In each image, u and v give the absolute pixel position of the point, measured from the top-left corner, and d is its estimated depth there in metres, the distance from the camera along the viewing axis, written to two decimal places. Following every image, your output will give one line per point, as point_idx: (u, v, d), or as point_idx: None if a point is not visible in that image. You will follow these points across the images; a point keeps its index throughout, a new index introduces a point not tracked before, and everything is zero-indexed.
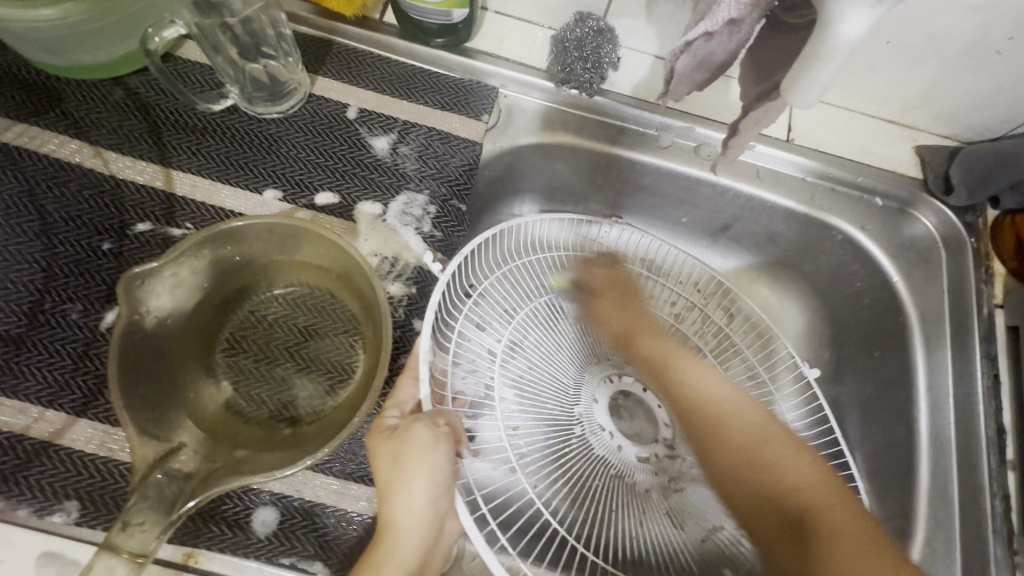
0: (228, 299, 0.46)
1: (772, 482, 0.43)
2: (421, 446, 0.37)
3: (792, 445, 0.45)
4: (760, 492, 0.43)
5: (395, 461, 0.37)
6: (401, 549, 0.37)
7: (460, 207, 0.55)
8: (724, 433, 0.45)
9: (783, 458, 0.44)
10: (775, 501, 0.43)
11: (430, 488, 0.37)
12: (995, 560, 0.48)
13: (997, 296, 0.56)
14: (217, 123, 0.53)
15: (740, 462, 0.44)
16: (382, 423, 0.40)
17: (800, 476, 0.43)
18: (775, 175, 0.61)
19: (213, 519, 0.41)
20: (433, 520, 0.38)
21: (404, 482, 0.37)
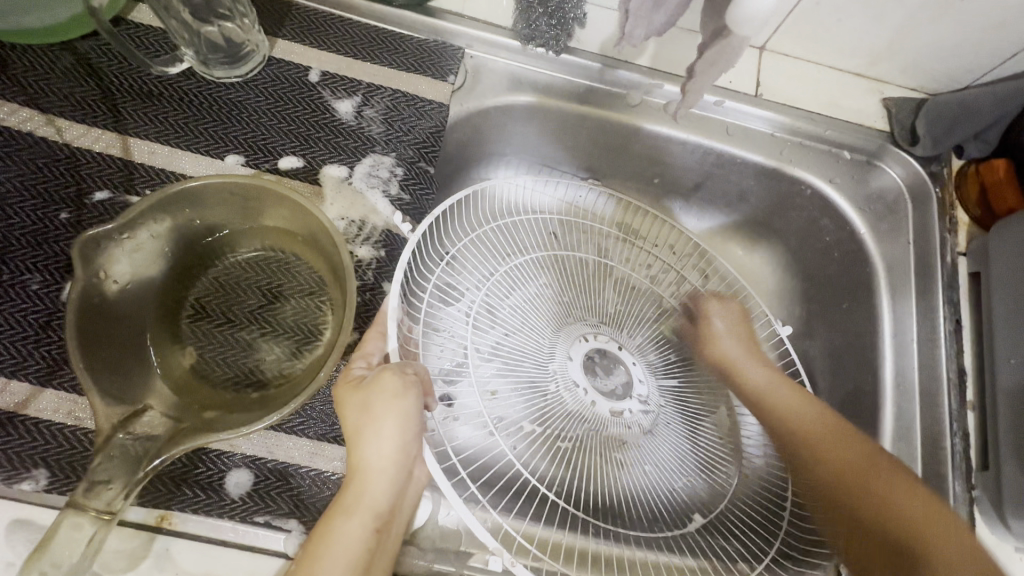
0: (191, 264, 0.45)
1: (857, 475, 0.48)
2: (389, 393, 0.37)
3: (775, 384, 0.54)
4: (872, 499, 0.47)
5: (364, 407, 0.38)
6: (371, 492, 0.37)
7: (428, 169, 0.54)
8: (811, 427, 0.51)
9: (773, 392, 0.54)
10: (828, 493, 0.49)
11: (400, 431, 0.37)
12: (955, 496, 0.50)
13: (960, 245, 0.57)
14: (174, 88, 0.51)
15: (826, 475, 0.49)
16: (349, 373, 0.40)
17: (791, 410, 0.52)
18: (744, 131, 0.61)
19: (185, 482, 0.41)
20: (403, 463, 0.38)
21: (373, 426, 0.37)
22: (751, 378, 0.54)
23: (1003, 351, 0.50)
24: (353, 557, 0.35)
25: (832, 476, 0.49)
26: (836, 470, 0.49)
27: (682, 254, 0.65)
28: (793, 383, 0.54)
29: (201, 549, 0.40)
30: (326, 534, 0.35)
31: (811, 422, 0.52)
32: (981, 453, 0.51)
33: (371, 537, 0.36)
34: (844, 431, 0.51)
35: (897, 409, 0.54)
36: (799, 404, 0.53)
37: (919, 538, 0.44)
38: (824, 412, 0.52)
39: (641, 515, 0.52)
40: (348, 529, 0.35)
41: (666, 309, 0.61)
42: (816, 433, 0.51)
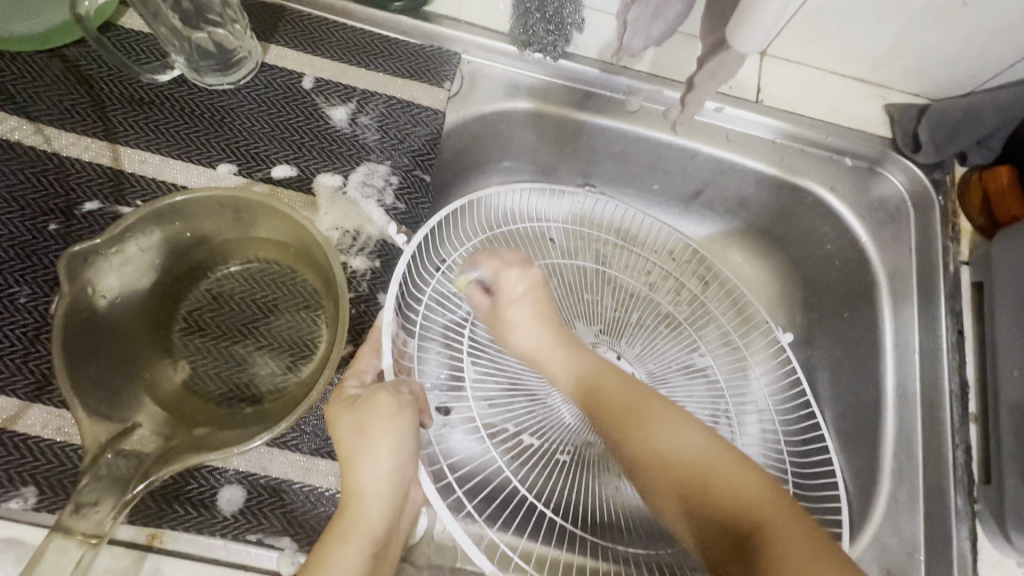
0: (182, 277, 0.45)
1: (707, 459, 0.40)
2: (384, 413, 0.36)
3: (683, 417, 0.43)
4: (699, 484, 0.39)
5: (358, 428, 0.36)
6: (366, 516, 0.35)
7: (424, 178, 0.54)
8: (692, 480, 0.39)
9: (675, 440, 0.41)
10: (679, 469, 0.40)
11: (396, 452, 0.36)
12: (956, 510, 0.49)
13: (963, 254, 0.57)
14: (165, 95, 0.51)
15: (670, 471, 0.40)
16: (341, 392, 0.39)
17: (696, 452, 0.40)
18: (744, 138, 0.60)
19: (177, 499, 0.41)
20: (399, 485, 0.36)
21: (368, 447, 0.36)
22: (611, 374, 0.46)
23: (1006, 363, 0.49)
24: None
25: (695, 482, 0.39)
26: (712, 500, 0.38)
27: (681, 262, 0.65)
28: (642, 387, 0.45)
29: (193, 568, 0.39)
30: (319, 562, 0.33)
31: (694, 449, 0.40)
32: (983, 466, 0.51)
33: (367, 563, 0.34)
34: (729, 467, 0.39)
35: (898, 420, 0.54)
36: (622, 392, 0.44)
37: (754, 519, 0.37)
38: (709, 452, 0.40)
39: (642, 532, 0.50)
40: (343, 556, 0.34)
41: (664, 318, 0.60)
42: (669, 455, 0.40)
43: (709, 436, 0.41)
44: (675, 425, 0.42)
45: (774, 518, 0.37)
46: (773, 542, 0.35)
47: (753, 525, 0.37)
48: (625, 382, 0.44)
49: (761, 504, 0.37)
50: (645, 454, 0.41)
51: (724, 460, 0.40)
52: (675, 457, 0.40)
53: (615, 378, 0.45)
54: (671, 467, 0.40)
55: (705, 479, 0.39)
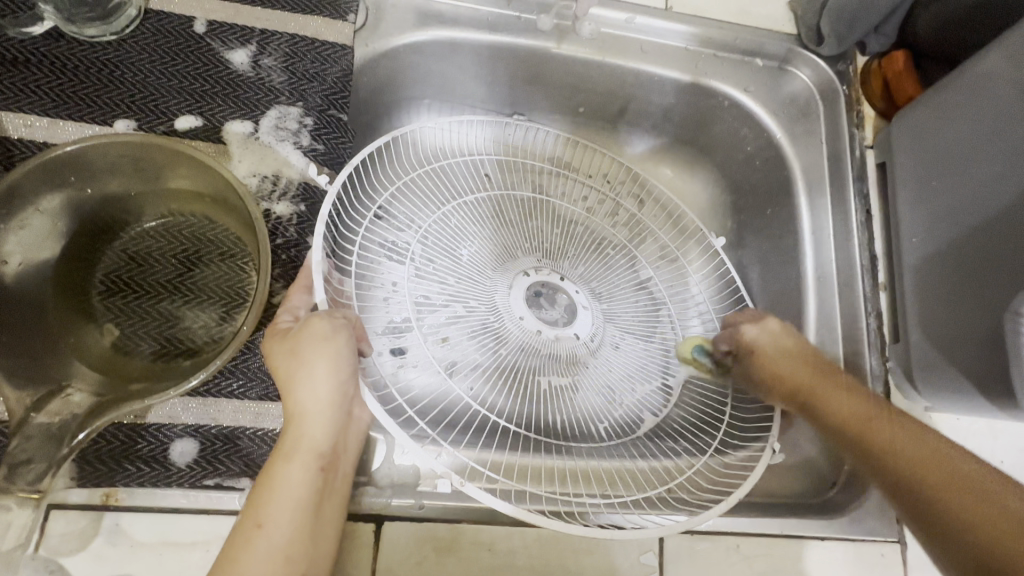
0: (94, 239, 0.43)
1: (930, 459, 0.40)
2: (317, 338, 0.37)
3: (847, 391, 0.50)
4: (915, 471, 0.40)
5: (293, 354, 0.37)
6: (309, 436, 0.36)
7: (341, 117, 0.52)
8: (864, 434, 0.45)
9: (839, 408, 0.49)
10: (849, 424, 0.47)
11: (334, 373, 0.37)
12: (871, 370, 0.54)
13: (867, 139, 0.60)
14: (41, 51, 0.47)
15: (843, 425, 0.48)
16: (275, 327, 0.39)
17: (864, 412, 0.47)
18: (658, 48, 0.61)
19: (126, 458, 0.41)
20: (342, 403, 0.37)
21: (305, 369, 0.36)
22: (778, 346, 0.53)
23: (908, 233, 0.53)
24: (299, 497, 0.34)
25: (807, 399, 0.51)
26: (908, 462, 0.41)
27: (615, 181, 0.68)
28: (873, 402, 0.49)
29: (154, 519, 0.40)
30: (268, 481, 0.35)
31: (849, 410, 0.48)
32: (893, 329, 0.55)
33: (317, 478, 0.36)
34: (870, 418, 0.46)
35: (820, 299, 0.58)
36: (788, 363, 0.52)
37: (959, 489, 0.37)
38: (863, 407, 0.47)
39: (590, 430, 0.53)
40: (290, 473, 0.35)
41: (599, 240, 0.63)
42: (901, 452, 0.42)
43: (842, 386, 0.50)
44: (771, 341, 0.54)
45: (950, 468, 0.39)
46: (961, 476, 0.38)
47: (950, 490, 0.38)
48: (783, 353, 0.53)
49: (940, 463, 0.40)
50: (835, 414, 0.49)
51: (946, 459, 0.40)
52: (851, 407, 0.48)
53: (827, 381, 0.51)
54: (847, 419, 0.48)
55: (885, 447, 0.43)
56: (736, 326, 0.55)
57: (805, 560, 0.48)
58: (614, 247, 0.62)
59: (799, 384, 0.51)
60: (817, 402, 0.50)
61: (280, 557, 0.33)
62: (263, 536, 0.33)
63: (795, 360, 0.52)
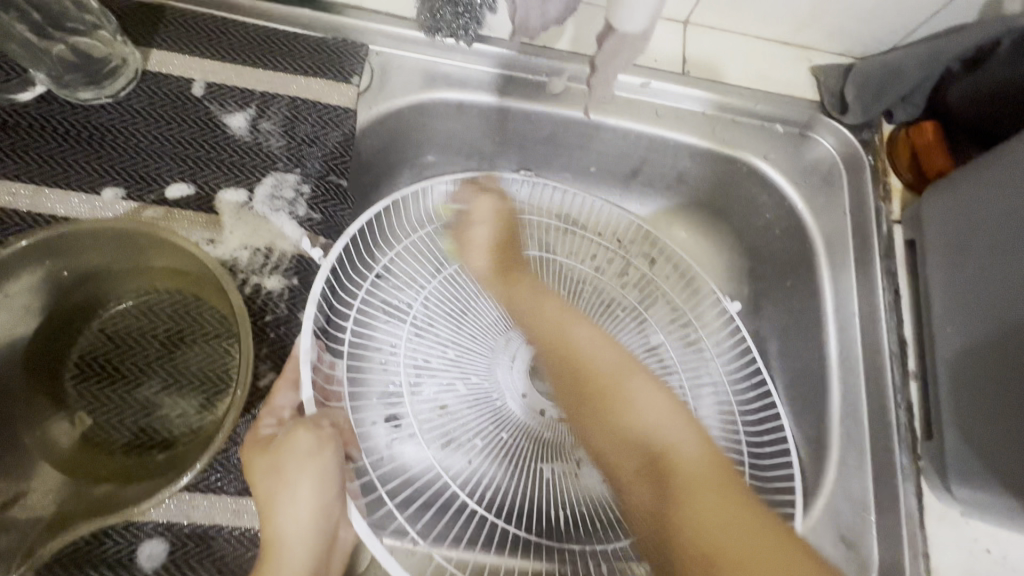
0: (72, 318, 0.41)
1: (707, 485, 0.35)
2: (303, 454, 0.35)
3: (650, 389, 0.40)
4: (682, 494, 0.35)
5: (275, 470, 0.35)
6: (288, 563, 0.34)
7: (341, 183, 0.50)
8: (623, 433, 0.39)
9: (647, 413, 0.39)
10: (654, 454, 0.38)
11: (319, 492, 0.35)
12: (901, 468, 0.50)
13: (894, 213, 0.57)
14: (32, 115, 0.45)
15: (615, 457, 0.39)
16: (256, 434, 0.37)
17: (656, 445, 0.38)
18: (673, 112, 0.59)
19: (90, 561, 0.38)
20: (325, 525, 0.35)
21: (288, 491, 0.35)
22: (604, 345, 0.43)
23: (942, 321, 0.50)
24: None
25: (599, 410, 0.40)
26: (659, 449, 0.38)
27: (626, 241, 0.64)
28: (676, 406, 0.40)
29: None
30: None
31: (688, 454, 0.37)
32: (925, 422, 0.51)
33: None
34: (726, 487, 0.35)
35: (845, 384, 0.54)
36: (598, 352, 0.42)
37: (718, 570, 0.32)
38: (666, 415, 0.39)
39: (593, 526, 0.48)
40: None
41: (609, 300, 0.59)
42: (658, 465, 0.37)
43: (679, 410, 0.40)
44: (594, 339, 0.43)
45: (684, 475, 0.36)
46: (677, 486, 0.36)
47: (714, 553, 0.32)
48: (600, 345, 0.43)
49: (737, 522, 0.34)
50: (598, 446, 0.40)
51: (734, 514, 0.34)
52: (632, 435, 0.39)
53: (596, 373, 0.41)
54: (630, 449, 0.38)
55: (693, 478, 0.36)
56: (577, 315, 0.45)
57: None
58: (625, 309, 0.59)
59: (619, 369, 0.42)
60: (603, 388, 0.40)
61: None
62: None
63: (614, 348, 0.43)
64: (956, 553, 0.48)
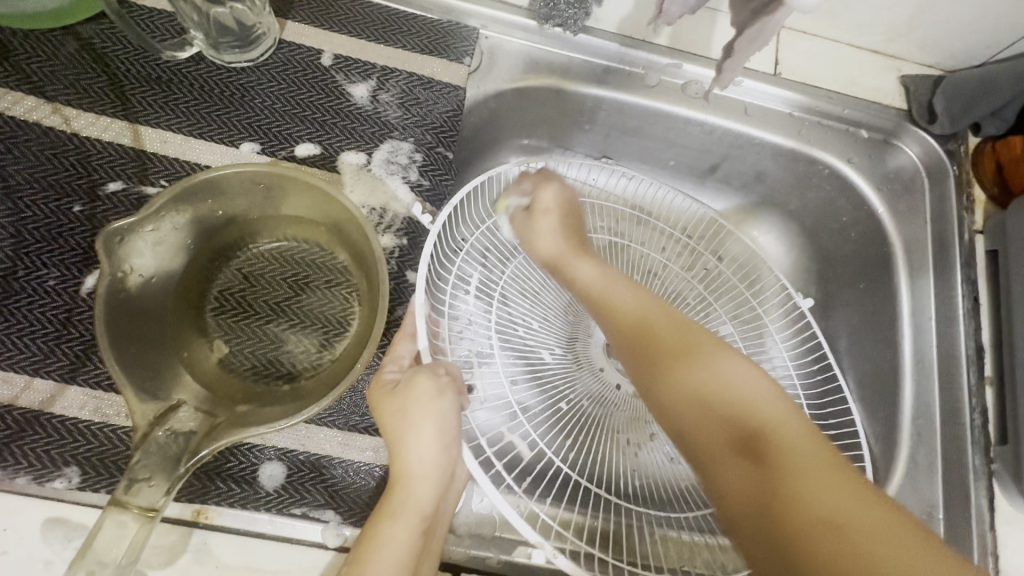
0: (214, 256, 0.45)
1: (753, 406, 0.32)
2: (424, 397, 0.38)
3: (732, 352, 0.35)
4: (749, 446, 0.30)
5: (558, 254, 0.45)
6: (415, 495, 0.38)
7: (447, 154, 0.53)
8: (707, 383, 0.33)
9: (729, 374, 0.33)
10: (722, 410, 0.32)
11: (440, 433, 0.39)
12: (973, 470, 0.50)
13: (976, 224, 0.58)
14: (183, 73, 0.50)
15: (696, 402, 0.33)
16: (382, 379, 0.41)
17: (764, 409, 0.32)
18: (762, 112, 0.61)
19: (219, 476, 0.41)
20: (446, 464, 0.39)
21: (413, 431, 0.38)
22: (665, 314, 0.38)
23: None
24: (400, 559, 0.35)
25: (717, 415, 0.32)
26: (734, 430, 0.31)
27: (695, 235, 0.65)
28: (741, 368, 0.34)
29: (240, 542, 0.40)
30: (374, 539, 0.36)
31: (764, 401, 0.32)
32: (999, 428, 0.52)
33: (418, 540, 0.37)
34: (835, 461, 0.29)
35: (917, 386, 0.55)
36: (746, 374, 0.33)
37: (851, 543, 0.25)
38: (766, 389, 0.33)
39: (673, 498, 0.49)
40: (396, 533, 0.36)
41: (679, 289, 0.60)
42: (711, 390, 0.33)
43: (789, 401, 0.32)
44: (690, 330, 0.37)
45: (786, 482, 0.28)
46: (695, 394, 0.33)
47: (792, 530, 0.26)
48: (658, 310, 0.38)
49: (799, 472, 0.28)
50: (687, 425, 0.32)
51: (830, 481, 0.28)
52: (741, 389, 0.32)
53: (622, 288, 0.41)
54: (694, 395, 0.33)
55: (739, 421, 0.31)
56: (613, 283, 0.41)
57: None
58: (694, 298, 0.60)
59: (714, 393, 0.32)
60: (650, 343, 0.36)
61: None
62: None
63: (669, 319, 0.37)
64: None
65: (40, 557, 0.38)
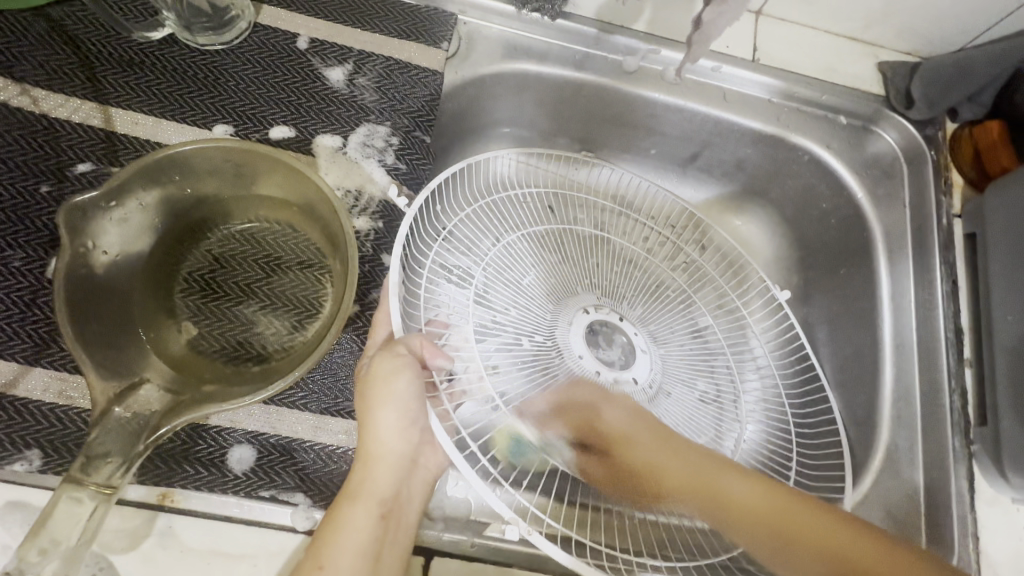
0: (184, 237, 0.44)
1: (790, 514, 0.38)
2: (383, 377, 0.38)
3: (742, 469, 0.41)
4: (820, 554, 0.36)
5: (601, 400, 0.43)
6: (375, 477, 0.39)
7: (425, 138, 0.53)
8: (755, 506, 0.39)
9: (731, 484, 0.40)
10: (775, 522, 0.38)
11: (401, 414, 0.39)
12: (953, 451, 0.50)
13: (955, 208, 0.58)
14: (155, 54, 0.49)
15: (766, 532, 0.38)
16: (357, 365, 0.42)
17: (756, 501, 0.39)
18: (741, 98, 0.61)
19: (185, 459, 0.40)
20: (409, 447, 0.40)
21: (372, 412, 0.39)
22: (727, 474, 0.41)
23: (1003, 310, 0.51)
24: (357, 542, 0.36)
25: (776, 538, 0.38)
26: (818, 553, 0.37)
27: (678, 226, 0.64)
28: (765, 484, 0.40)
29: (206, 525, 0.39)
30: (333, 523, 0.37)
31: (750, 494, 0.39)
32: (979, 410, 0.52)
33: (377, 525, 0.37)
34: (804, 505, 0.38)
35: (897, 370, 0.55)
36: (759, 499, 0.39)
37: None
38: (762, 488, 0.39)
39: None
40: (354, 516, 0.37)
41: (659, 280, 0.59)
42: (744, 510, 0.39)
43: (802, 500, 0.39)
44: (731, 475, 0.40)
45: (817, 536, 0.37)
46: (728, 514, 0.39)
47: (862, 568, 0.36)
48: (735, 478, 0.40)
49: (828, 534, 0.37)
50: (745, 510, 0.39)
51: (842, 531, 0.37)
52: (757, 502, 0.39)
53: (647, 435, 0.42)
54: (772, 518, 0.38)
55: (780, 533, 0.38)
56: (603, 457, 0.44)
57: None
58: (674, 290, 0.59)
59: (765, 517, 0.38)
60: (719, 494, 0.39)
61: None
62: None
63: (745, 489, 0.39)
64: (1006, 538, 0.48)
65: None
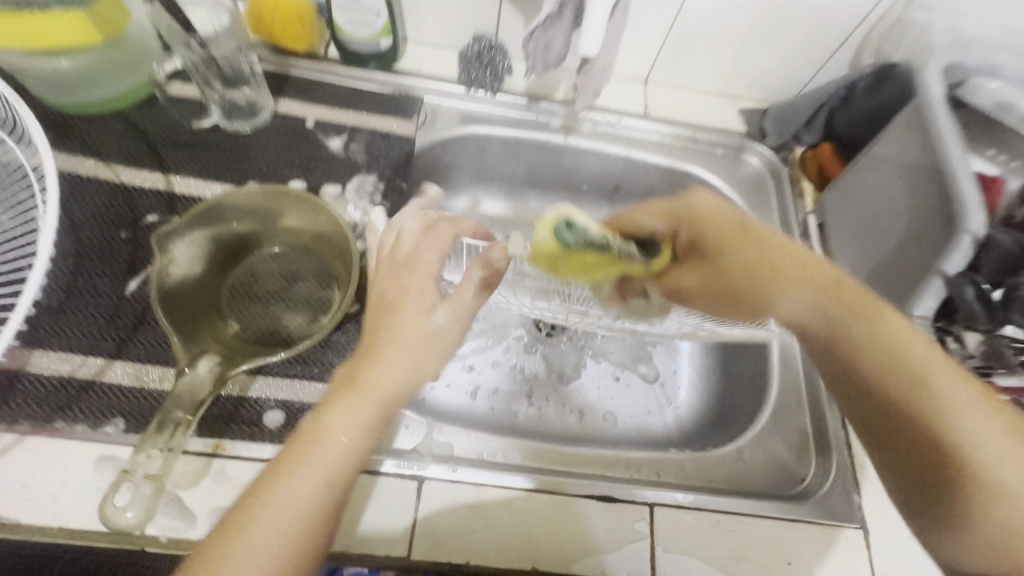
0: (231, 259, 0.60)
1: (855, 332, 0.43)
2: (413, 281, 0.46)
3: (806, 264, 0.46)
4: (856, 347, 0.43)
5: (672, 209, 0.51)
6: (371, 387, 0.42)
7: (403, 183, 0.71)
8: (792, 277, 0.46)
9: (787, 297, 0.46)
10: (829, 306, 0.44)
11: (415, 320, 0.44)
12: (825, 383, 0.65)
13: (808, 207, 0.77)
14: (203, 137, 0.68)
15: (821, 321, 0.44)
16: (392, 258, 0.49)
17: (824, 278, 0.45)
18: (642, 140, 0.80)
19: (232, 421, 0.53)
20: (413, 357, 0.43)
21: (392, 314, 0.44)
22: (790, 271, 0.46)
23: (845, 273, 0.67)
24: (332, 457, 0.40)
25: (830, 336, 0.44)
26: (845, 337, 0.43)
27: None
28: (813, 269, 0.46)
29: (250, 466, 0.51)
30: (316, 433, 0.40)
31: (802, 305, 0.45)
32: None
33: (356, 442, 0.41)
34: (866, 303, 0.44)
35: None
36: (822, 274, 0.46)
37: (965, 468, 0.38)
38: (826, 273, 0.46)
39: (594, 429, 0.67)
40: (335, 433, 0.40)
41: None
42: (787, 273, 0.46)
43: (837, 280, 0.45)
44: (795, 284, 0.46)
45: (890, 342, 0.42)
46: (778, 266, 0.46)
47: (920, 386, 0.40)
48: (772, 251, 0.47)
49: (911, 345, 0.42)
50: (801, 314, 0.45)
51: (920, 345, 0.42)
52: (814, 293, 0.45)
53: (725, 224, 0.48)
54: (825, 325, 0.44)
55: (837, 337, 0.44)
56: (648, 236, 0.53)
57: (784, 536, 0.55)
58: None
59: (828, 329, 0.44)
60: (728, 247, 0.47)
61: (301, 506, 0.38)
62: (294, 482, 0.39)
63: (776, 251, 0.47)
64: None
65: (93, 486, 0.49)
